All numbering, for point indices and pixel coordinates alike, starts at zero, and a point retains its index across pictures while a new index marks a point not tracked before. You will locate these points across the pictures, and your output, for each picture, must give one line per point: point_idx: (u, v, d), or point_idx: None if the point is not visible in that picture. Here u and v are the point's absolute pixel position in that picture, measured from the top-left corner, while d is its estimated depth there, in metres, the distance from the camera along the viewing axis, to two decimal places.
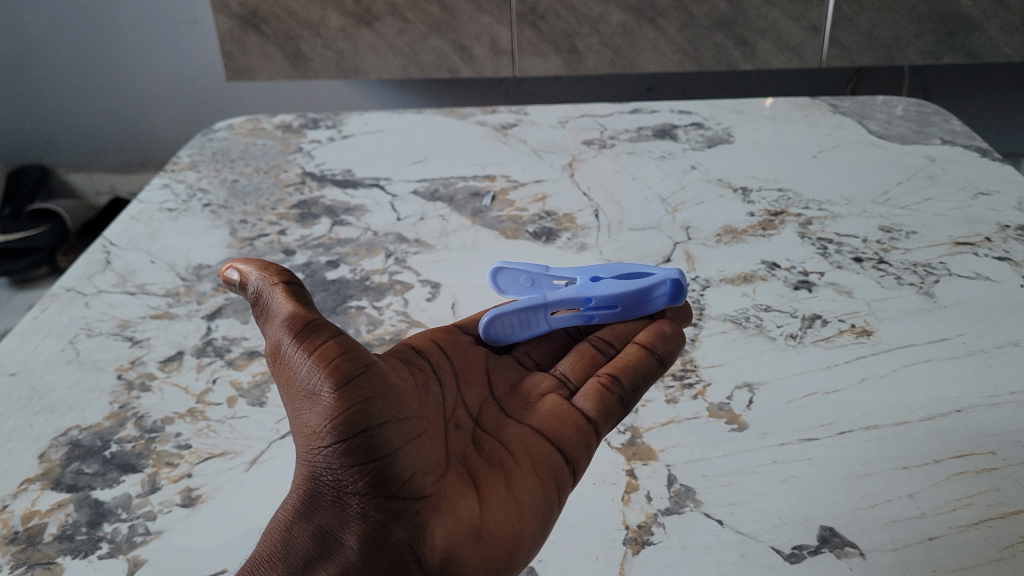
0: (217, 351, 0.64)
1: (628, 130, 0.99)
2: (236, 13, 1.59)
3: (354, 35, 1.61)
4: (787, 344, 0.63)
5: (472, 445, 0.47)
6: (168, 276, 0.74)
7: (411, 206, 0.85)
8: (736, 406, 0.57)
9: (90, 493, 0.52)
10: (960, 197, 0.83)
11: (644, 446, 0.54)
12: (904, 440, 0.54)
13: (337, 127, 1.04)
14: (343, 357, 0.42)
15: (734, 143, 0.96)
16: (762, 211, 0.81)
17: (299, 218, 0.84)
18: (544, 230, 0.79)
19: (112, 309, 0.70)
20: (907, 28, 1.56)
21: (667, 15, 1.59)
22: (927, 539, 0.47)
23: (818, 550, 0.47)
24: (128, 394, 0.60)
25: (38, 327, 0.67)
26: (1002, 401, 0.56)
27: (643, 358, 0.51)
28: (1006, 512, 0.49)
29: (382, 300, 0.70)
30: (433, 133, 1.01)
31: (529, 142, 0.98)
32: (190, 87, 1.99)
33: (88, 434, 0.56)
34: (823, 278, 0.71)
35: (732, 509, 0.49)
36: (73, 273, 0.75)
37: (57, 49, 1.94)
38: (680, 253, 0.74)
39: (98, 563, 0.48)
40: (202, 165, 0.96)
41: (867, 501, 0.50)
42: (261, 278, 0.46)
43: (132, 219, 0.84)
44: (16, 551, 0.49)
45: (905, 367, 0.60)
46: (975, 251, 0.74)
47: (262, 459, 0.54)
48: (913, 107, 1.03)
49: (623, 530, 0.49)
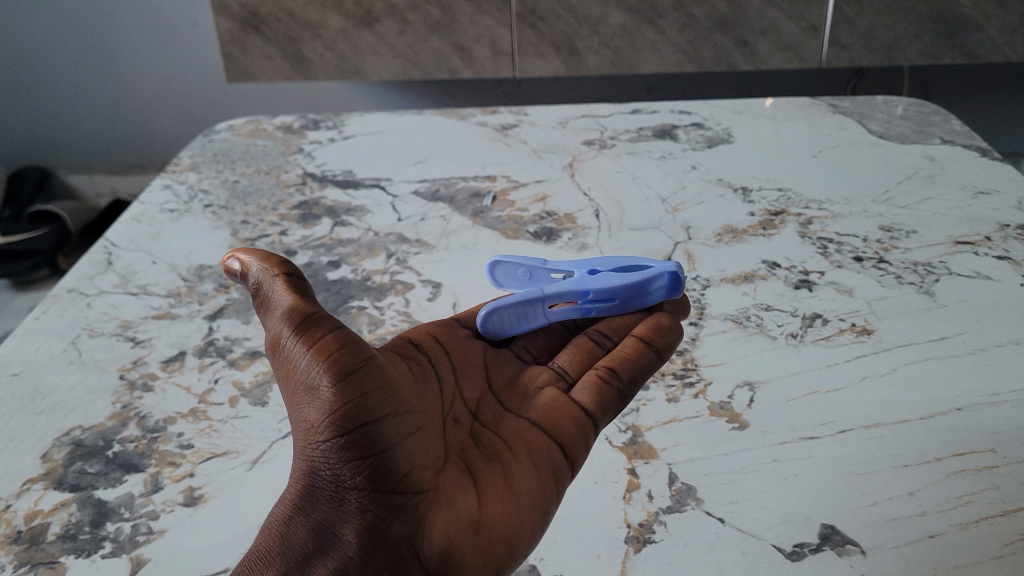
0: (219, 352, 0.64)
1: (628, 130, 1.00)
2: (237, 14, 1.59)
3: (355, 36, 1.61)
4: (788, 343, 0.63)
5: (470, 439, 0.47)
6: (169, 277, 0.75)
7: (412, 207, 0.85)
8: (737, 405, 0.57)
9: (93, 493, 0.52)
10: (960, 197, 0.83)
11: (644, 445, 0.54)
12: (905, 438, 0.54)
13: (338, 128, 1.04)
14: (343, 350, 0.42)
15: (733, 143, 0.96)
16: (762, 210, 0.81)
17: (300, 219, 0.84)
18: (544, 230, 0.80)
19: (113, 310, 0.70)
20: (907, 28, 1.57)
21: (667, 15, 1.59)
22: (928, 537, 0.47)
23: (818, 548, 0.47)
24: (130, 394, 0.60)
25: (40, 327, 0.68)
26: (1002, 400, 0.56)
27: (641, 350, 0.51)
28: (1006, 510, 0.49)
29: (382, 300, 0.70)
30: (434, 133, 1.01)
31: (529, 142, 0.98)
32: (190, 89, 1.99)
33: (91, 434, 0.57)
34: (823, 278, 0.71)
35: (733, 507, 0.49)
36: (74, 274, 0.75)
37: (58, 51, 1.94)
38: (680, 253, 0.75)
39: (101, 562, 0.48)
40: (202, 166, 0.96)
41: (869, 499, 0.50)
42: (262, 269, 0.46)
43: (133, 220, 0.85)
44: (18, 550, 0.49)
45: (906, 367, 0.60)
46: (975, 250, 0.74)
47: (264, 459, 0.54)
48: (913, 107, 1.03)
49: (624, 529, 0.49)
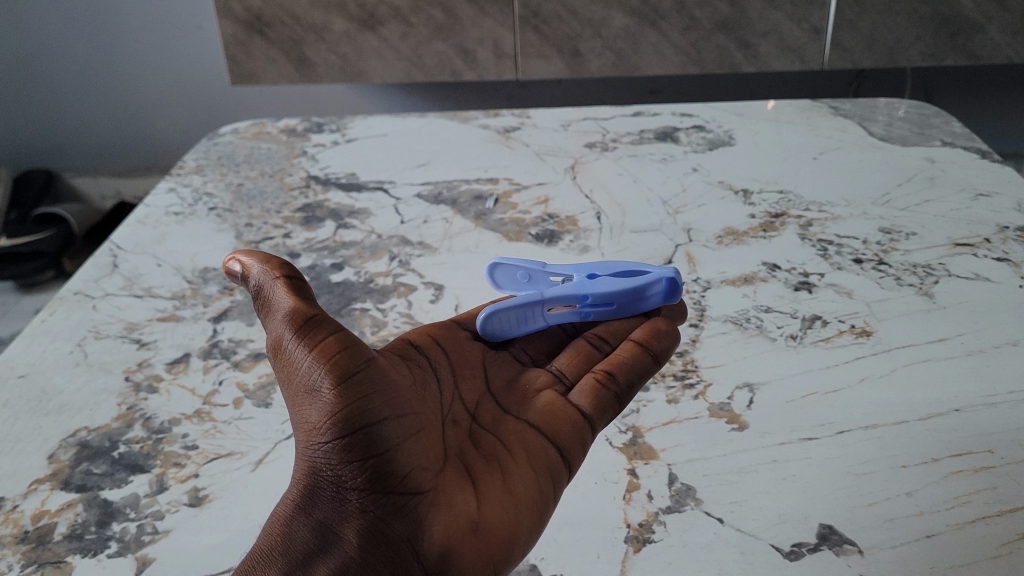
0: (223, 353, 0.65)
1: (630, 133, 1.00)
2: (241, 17, 1.60)
3: (358, 39, 1.62)
4: (788, 344, 0.63)
5: (470, 440, 0.48)
6: (174, 279, 0.75)
7: (415, 210, 0.85)
8: (737, 405, 0.57)
9: (99, 494, 0.53)
10: (960, 199, 0.83)
11: (644, 446, 0.54)
12: (903, 439, 0.54)
13: (341, 131, 1.05)
14: (343, 352, 0.42)
15: (735, 146, 0.96)
16: (763, 213, 0.82)
17: (303, 221, 0.85)
18: (546, 232, 0.80)
19: (119, 312, 0.71)
20: (909, 30, 1.57)
21: (670, 18, 1.59)
22: (925, 536, 0.48)
23: (816, 548, 0.47)
24: (135, 395, 0.61)
25: (46, 329, 0.68)
26: (1000, 400, 0.57)
27: (639, 355, 0.52)
28: (1003, 510, 0.49)
29: (386, 301, 0.70)
30: (437, 136, 1.02)
31: (532, 145, 0.98)
32: (195, 91, 2.00)
33: (97, 435, 0.57)
34: (823, 279, 0.71)
35: (732, 507, 0.50)
36: (81, 276, 0.76)
37: (63, 55, 1.96)
38: (682, 254, 0.75)
39: (107, 561, 0.49)
40: (207, 169, 0.97)
41: (867, 499, 0.50)
42: (263, 272, 0.47)
43: (139, 222, 0.85)
44: (26, 549, 0.50)
45: (904, 368, 0.60)
46: (975, 251, 0.74)
47: (268, 459, 0.54)
48: (914, 109, 1.04)
49: (623, 529, 0.49)
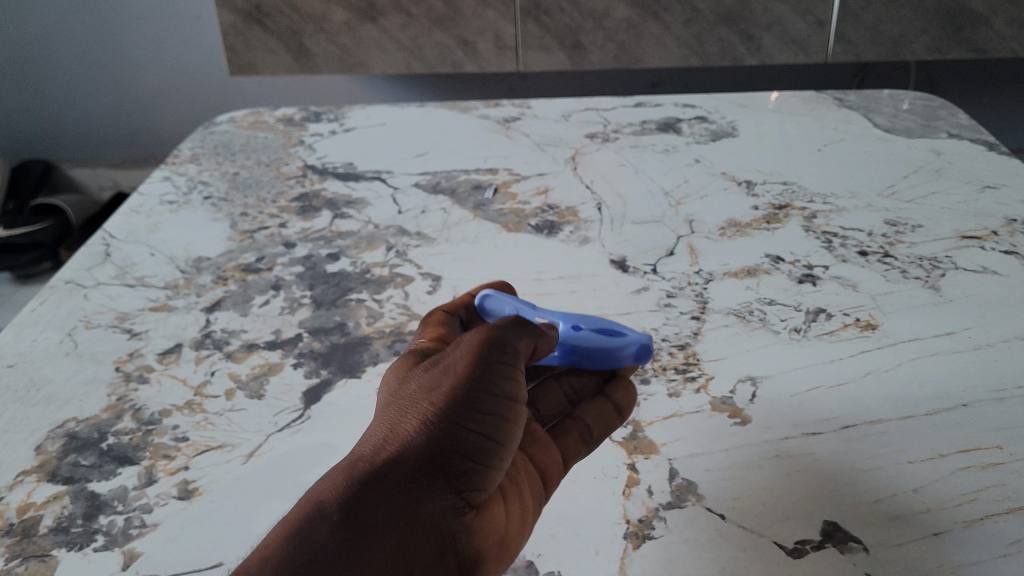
0: (216, 344, 0.64)
1: (632, 123, 0.99)
2: (240, 7, 1.58)
3: (358, 29, 1.60)
4: (792, 338, 0.62)
5: None
6: (167, 268, 0.74)
7: (413, 200, 0.84)
8: (740, 400, 0.56)
9: (86, 486, 0.52)
10: (967, 191, 0.82)
11: (645, 440, 0.53)
12: (910, 434, 0.53)
13: (339, 120, 1.04)
14: None
15: (738, 138, 0.95)
16: (766, 204, 0.81)
17: (299, 211, 0.83)
18: (546, 223, 0.79)
19: (110, 301, 0.69)
20: (914, 23, 1.55)
21: (672, 10, 1.58)
22: (932, 534, 0.46)
23: (820, 546, 0.46)
24: (125, 386, 0.59)
25: (36, 319, 0.67)
26: (1007, 396, 0.55)
27: (605, 409, 0.51)
28: (1012, 508, 0.48)
29: (382, 292, 0.69)
30: (435, 126, 1.00)
31: (532, 135, 0.97)
32: (194, 81, 1.98)
33: (86, 426, 0.56)
34: (828, 272, 0.70)
35: (735, 503, 0.49)
36: (73, 265, 0.75)
37: (60, 43, 1.94)
38: (683, 246, 0.74)
39: (93, 555, 0.47)
40: (203, 157, 0.96)
41: (872, 495, 0.49)
42: None
43: (132, 211, 0.84)
44: (10, 542, 0.48)
45: (910, 362, 0.59)
46: (982, 244, 0.73)
47: (261, 452, 0.53)
48: (919, 101, 1.02)
49: (623, 525, 0.48)
